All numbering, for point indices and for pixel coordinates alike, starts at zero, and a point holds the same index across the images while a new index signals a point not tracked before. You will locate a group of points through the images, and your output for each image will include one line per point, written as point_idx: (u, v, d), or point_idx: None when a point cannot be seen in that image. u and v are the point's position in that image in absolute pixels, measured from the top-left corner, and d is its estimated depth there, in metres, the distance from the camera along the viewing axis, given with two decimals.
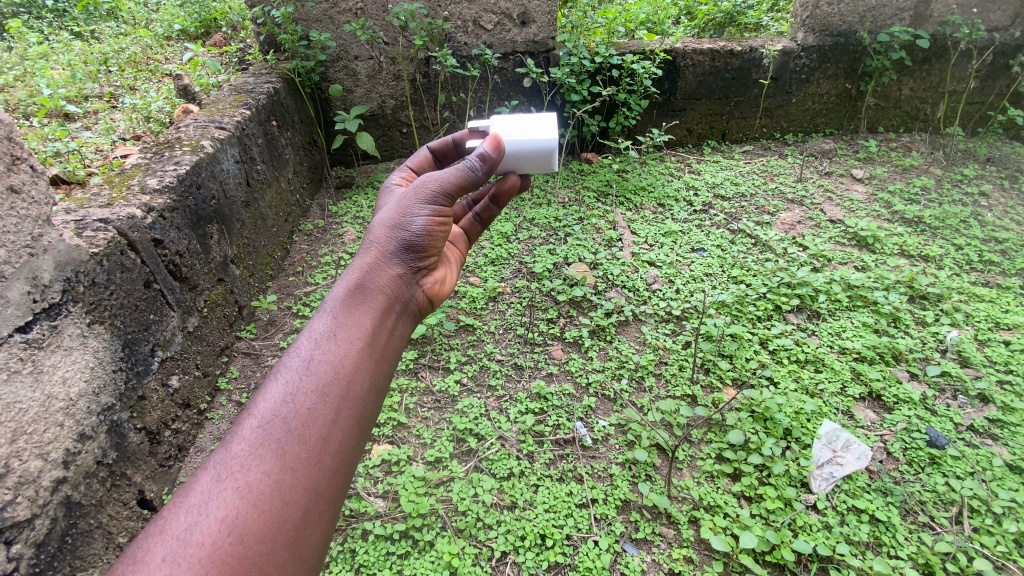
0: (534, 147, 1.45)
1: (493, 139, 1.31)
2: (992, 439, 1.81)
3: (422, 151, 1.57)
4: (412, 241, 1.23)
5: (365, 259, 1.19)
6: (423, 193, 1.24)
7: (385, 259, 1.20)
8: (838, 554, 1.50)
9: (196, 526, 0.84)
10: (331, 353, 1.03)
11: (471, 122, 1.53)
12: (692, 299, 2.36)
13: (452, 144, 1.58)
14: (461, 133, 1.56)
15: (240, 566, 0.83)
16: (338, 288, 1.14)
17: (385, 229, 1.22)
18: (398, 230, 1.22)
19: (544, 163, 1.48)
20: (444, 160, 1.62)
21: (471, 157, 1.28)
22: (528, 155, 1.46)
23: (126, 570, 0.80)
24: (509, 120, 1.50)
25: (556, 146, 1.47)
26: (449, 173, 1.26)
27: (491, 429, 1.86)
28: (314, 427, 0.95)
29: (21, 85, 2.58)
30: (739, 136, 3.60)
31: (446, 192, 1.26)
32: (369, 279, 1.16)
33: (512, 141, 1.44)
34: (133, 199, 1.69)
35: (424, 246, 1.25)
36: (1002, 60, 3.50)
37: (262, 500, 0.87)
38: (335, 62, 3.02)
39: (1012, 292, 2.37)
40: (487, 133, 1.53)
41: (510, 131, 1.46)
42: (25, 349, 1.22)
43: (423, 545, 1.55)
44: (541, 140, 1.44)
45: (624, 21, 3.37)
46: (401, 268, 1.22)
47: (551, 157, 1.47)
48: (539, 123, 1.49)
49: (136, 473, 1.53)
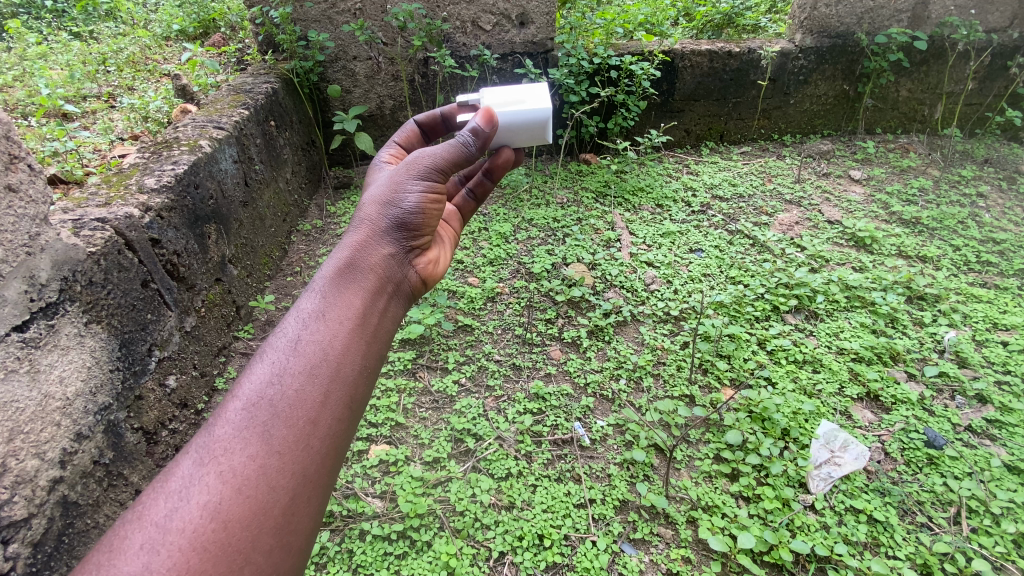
0: (525, 118, 1.44)
1: (484, 113, 1.30)
2: (990, 440, 1.81)
3: (410, 125, 1.55)
4: (403, 219, 1.23)
5: (356, 238, 1.18)
6: (415, 170, 1.24)
7: (375, 238, 1.19)
8: (836, 554, 1.50)
9: (176, 512, 0.83)
10: (320, 334, 1.03)
11: (460, 96, 1.51)
12: (690, 299, 2.36)
13: (441, 118, 1.57)
14: (450, 107, 1.55)
15: (224, 553, 0.82)
16: (327, 268, 1.14)
17: (376, 208, 1.22)
18: (390, 209, 1.22)
19: (537, 134, 1.49)
20: (432, 134, 1.62)
21: (463, 133, 1.27)
22: (522, 127, 1.46)
23: (104, 558, 0.79)
24: (498, 90, 1.47)
25: (550, 117, 1.46)
26: (441, 149, 1.26)
27: (489, 430, 1.86)
28: (301, 409, 0.95)
29: (20, 85, 2.58)
30: (738, 136, 3.60)
31: (439, 169, 1.26)
32: (359, 258, 1.16)
33: (506, 114, 1.43)
34: (130, 199, 1.68)
35: (416, 225, 1.25)
36: (999, 61, 3.51)
37: (246, 484, 0.87)
38: (333, 62, 3.02)
39: (1009, 292, 2.38)
40: (476, 106, 1.50)
41: (503, 102, 1.44)
42: (23, 348, 1.22)
43: (420, 545, 1.54)
44: (534, 111, 1.44)
45: (622, 22, 3.32)
46: (392, 249, 1.21)
47: (544, 129, 1.48)
48: (531, 93, 1.47)
49: (133, 473, 1.52)
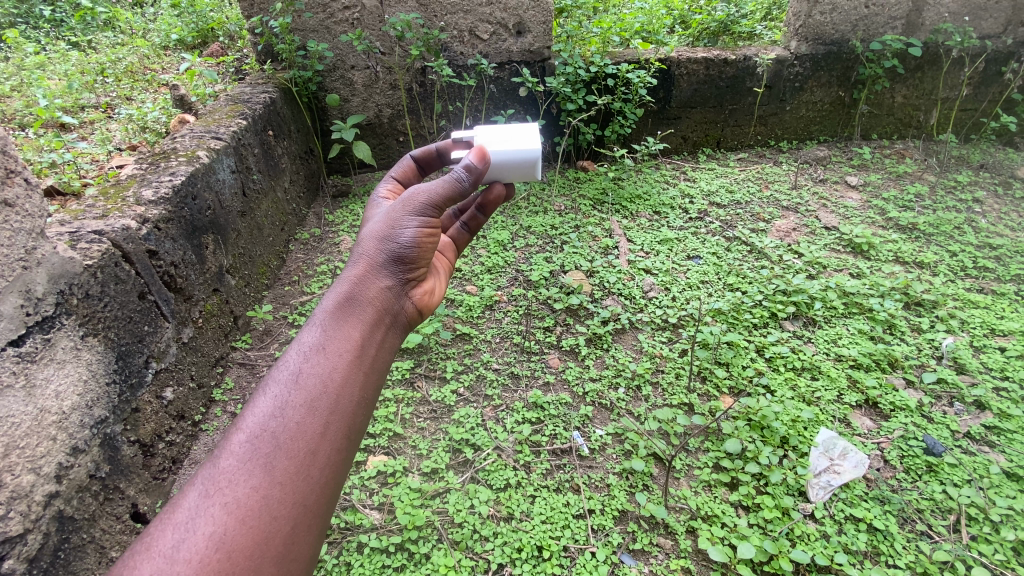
0: (519, 156, 1.46)
1: (477, 151, 1.30)
2: (989, 446, 1.81)
3: (405, 159, 1.54)
4: (401, 252, 1.22)
5: (355, 271, 1.19)
6: (412, 205, 1.24)
7: (374, 271, 1.19)
8: (837, 563, 1.50)
9: (183, 543, 0.84)
10: (320, 366, 1.04)
11: (454, 131, 1.50)
12: (688, 306, 2.36)
13: (436, 152, 1.55)
14: (445, 142, 1.53)
15: None
16: (326, 301, 1.14)
17: (375, 241, 1.22)
18: (388, 243, 1.22)
19: (528, 172, 1.50)
20: (429, 168, 1.60)
21: (457, 169, 1.28)
22: (513, 165, 1.47)
23: None
24: (492, 129, 1.49)
25: (540, 155, 1.48)
26: (436, 185, 1.26)
27: (487, 439, 1.85)
28: (302, 441, 0.96)
29: (18, 96, 2.62)
30: (735, 143, 3.62)
31: (435, 204, 1.26)
32: (359, 290, 1.16)
33: (497, 152, 1.44)
34: (127, 211, 1.69)
35: (413, 257, 1.25)
36: (994, 68, 3.52)
37: (250, 516, 0.88)
38: (332, 72, 3.04)
39: (1006, 298, 2.39)
40: (470, 143, 1.52)
41: (496, 140, 1.46)
42: (19, 362, 1.22)
43: (419, 558, 1.54)
44: (524, 151, 1.46)
45: (619, 30, 3.43)
46: (391, 280, 1.22)
47: (534, 166, 1.50)
48: (523, 132, 1.49)
49: (130, 486, 1.51)
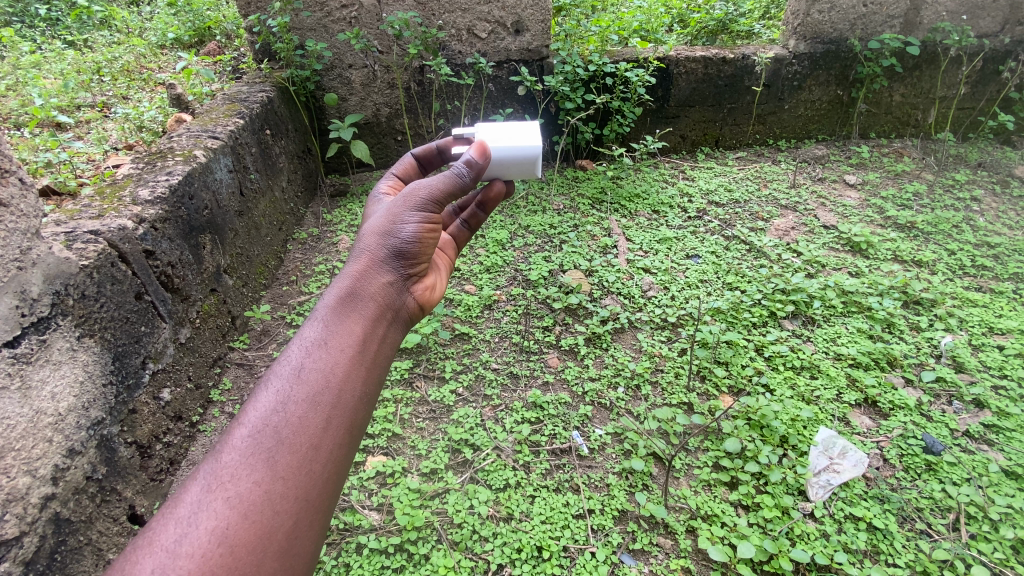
0: (519, 154, 1.45)
1: (478, 146, 1.29)
2: (988, 445, 1.82)
3: (406, 157, 1.53)
4: (402, 248, 1.22)
5: (357, 266, 1.18)
6: (413, 201, 1.23)
7: (375, 267, 1.19)
8: (837, 562, 1.49)
9: (185, 537, 0.84)
10: (322, 361, 1.03)
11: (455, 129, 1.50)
12: (687, 306, 2.35)
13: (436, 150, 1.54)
14: (445, 139, 1.52)
15: None
16: (328, 297, 1.13)
17: (376, 237, 1.21)
18: (388, 238, 1.21)
19: (528, 169, 1.49)
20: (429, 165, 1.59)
21: (457, 165, 1.27)
22: (514, 162, 1.47)
23: None
24: (493, 126, 1.49)
25: (540, 153, 1.47)
26: (437, 180, 1.25)
27: (486, 439, 1.85)
28: (304, 436, 0.96)
29: (13, 95, 2.60)
30: (734, 142, 3.61)
31: (436, 200, 1.25)
32: (360, 286, 1.16)
33: (498, 149, 1.44)
34: (124, 211, 1.67)
35: (415, 253, 1.24)
36: (992, 66, 3.52)
37: (253, 509, 0.88)
38: (330, 71, 3.03)
39: (1005, 296, 2.39)
40: (470, 140, 1.51)
41: (496, 138, 1.46)
42: (14, 364, 1.21)
43: (418, 559, 1.53)
44: (525, 148, 1.45)
45: (618, 29, 3.42)
46: (393, 276, 1.21)
47: (535, 164, 1.49)
48: (523, 130, 1.48)
49: (126, 488, 1.50)
